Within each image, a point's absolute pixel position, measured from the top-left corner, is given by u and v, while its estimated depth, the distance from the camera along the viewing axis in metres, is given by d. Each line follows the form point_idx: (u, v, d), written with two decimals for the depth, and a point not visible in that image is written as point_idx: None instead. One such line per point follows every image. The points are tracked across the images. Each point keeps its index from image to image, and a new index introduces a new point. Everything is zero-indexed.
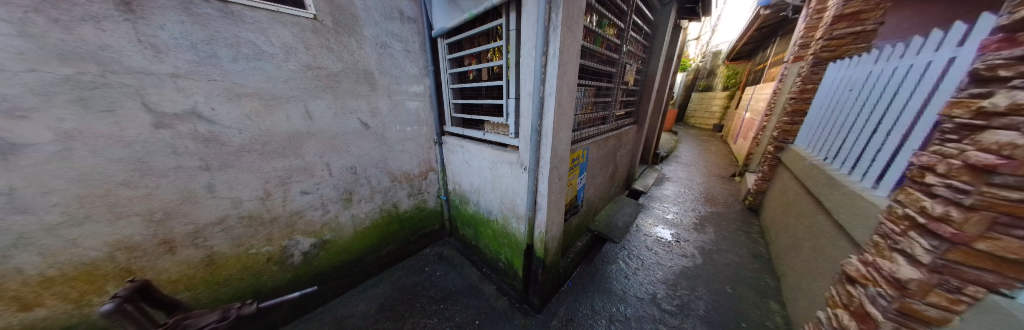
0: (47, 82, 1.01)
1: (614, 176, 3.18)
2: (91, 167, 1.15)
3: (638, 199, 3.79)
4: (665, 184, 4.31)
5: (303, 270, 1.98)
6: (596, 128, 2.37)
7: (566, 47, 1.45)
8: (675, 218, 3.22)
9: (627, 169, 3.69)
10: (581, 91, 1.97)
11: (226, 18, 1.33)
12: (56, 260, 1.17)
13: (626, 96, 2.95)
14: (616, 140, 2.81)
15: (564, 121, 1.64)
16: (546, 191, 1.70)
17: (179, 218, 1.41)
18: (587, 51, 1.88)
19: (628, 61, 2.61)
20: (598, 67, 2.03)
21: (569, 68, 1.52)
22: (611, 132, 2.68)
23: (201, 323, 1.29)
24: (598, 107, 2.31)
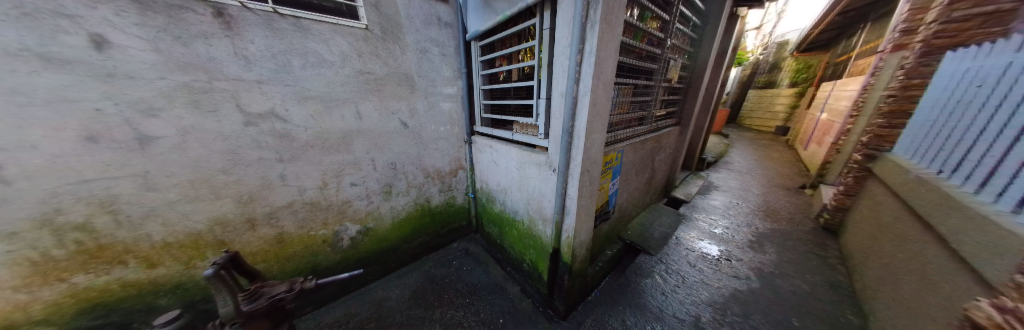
0: (171, 87, 1.29)
1: (651, 182, 2.95)
2: (199, 156, 1.43)
3: (679, 208, 3.47)
4: (711, 193, 3.88)
5: (350, 254, 2.20)
6: (633, 130, 2.22)
7: (605, 44, 1.38)
8: (724, 233, 2.87)
9: (666, 174, 3.40)
10: (618, 90, 1.86)
11: (298, 32, 1.56)
12: (174, 230, 1.47)
13: (668, 93, 2.70)
14: (655, 143, 2.60)
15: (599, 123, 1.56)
16: (576, 194, 1.64)
17: (260, 201, 1.68)
18: (626, 47, 1.77)
19: (673, 57, 2.41)
20: (637, 64, 1.91)
21: (606, 66, 1.45)
22: (649, 134, 2.48)
23: (273, 292, 1.32)
24: (636, 106, 2.16)
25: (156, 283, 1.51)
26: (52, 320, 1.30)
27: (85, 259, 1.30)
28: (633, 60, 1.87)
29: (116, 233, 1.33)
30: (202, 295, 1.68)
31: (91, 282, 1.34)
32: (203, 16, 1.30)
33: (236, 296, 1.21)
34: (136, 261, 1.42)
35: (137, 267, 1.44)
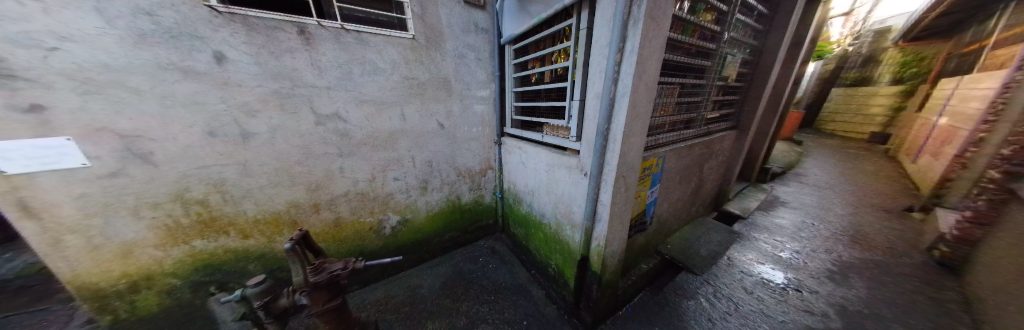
0: (266, 93, 1.59)
1: (698, 192, 2.66)
2: (282, 150, 1.73)
3: (733, 225, 3.06)
4: (776, 210, 3.34)
5: (390, 241, 2.43)
6: (678, 133, 2.04)
7: (649, 41, 1.28)
8: (793, 258, 2.44)
9: (716, 185, 3.03)
10: (662, 90, 1.72)
11: (358, 44, 1.79)
12: (261, 209, 1.79)
13: (723, 93, 2.42)
14: (704, 148, 2.35)
15: (641, 125, 1.46)
16: (609, 201, 1.56)
17: (323, 190, 1.96)
18: (673, 43, 1.64)
19: (730, 51, 2.15)
20: (685, 61, 1.75)
21: (649, 64, 1.34)
22: (698, 139, 2.25)
23: (331, 268, 1.46)
24: (682, 108, 1.99)
25: (249, 251, 1.86)
26: (178, 273, 1.68)
27: (202, 227, 1.66)
28: (681, 57, 1.72)
29: (223, 209, 1.67)
30: (279, 264, 2.01)
31: (202, 247, 1.69)
32: (290, 35, 1.58)
33: (306, 269, 1.42)
34: (235, 232, 1.77)
35: (236, 238, 1.78)
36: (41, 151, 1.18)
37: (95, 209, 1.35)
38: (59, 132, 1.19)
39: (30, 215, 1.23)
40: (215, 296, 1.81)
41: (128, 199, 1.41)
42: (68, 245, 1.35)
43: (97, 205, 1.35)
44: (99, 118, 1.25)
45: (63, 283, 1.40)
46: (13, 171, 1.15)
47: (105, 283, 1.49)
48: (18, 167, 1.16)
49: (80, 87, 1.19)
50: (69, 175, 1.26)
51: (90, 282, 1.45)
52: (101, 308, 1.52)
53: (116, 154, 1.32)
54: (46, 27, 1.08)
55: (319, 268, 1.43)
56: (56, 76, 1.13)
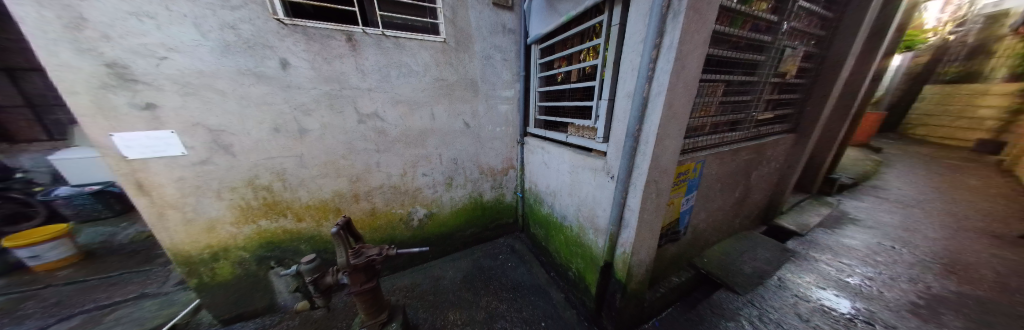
0: (319, 94, 1.80)
1: (742, 201, 2.40)
2: (331, 145, 1.94)
3: (788, 241, 2.59)
4: (846, 228, 2.78)
5: (417, 233, 2.58)
6: (721, 136, 1.87)
7: (691, 36, 1.15)
8: (866, 286, 1.94)
9: (766, 195, 2.71)
10: (704, 89, 1.59)
11: (396, 48, 1.93)
12: (313, 197, 2.02)
13: (778, 91, 2.17)
14: (752, 153, 2.12)
15: (678, 127, 1.36)
16: (637, 207, 1.49)
17: (363, 182, 2.15)
18: (720, 37, 1.51)
19: (789, 44, 1.92)
20: (733, 56, 1.59)
21: (691, 61, 1.21)
22: (745, 142, 2.04)
23: (368, 253, 1.60)
24: (726, 108, 1.82)
25: (304, 233, 2.12)
26: (247, 247, 1.96)
27: (267, 210, 1.92)
28: (729, 52, 1.58)
29: (283, 195, 1.92)
30: (325, 247, 2.25)
31: (265, 227, 1.96)
32: (340, 41, 1.75)
33: (348, 252, 1.58)
34: (292, 216, 2.01)
35: (292, 221, 2.03)
36: (153, 141, 1.47)
37: (188, 190, 1.64)
38: (164, 126, 1.47)
39: (143, 191, 1.53)
40: (274, 270, 2.09)
41: (213, 183, 1.69)
42: (170, 218, 1.65)
43: (190, 186, 1.64)
44: (194, 115, 1.52)
45: (164, 249, 1.71)
46: (134, 157, 1.45)
47: (194, 251, 1.79)
48: (136, 153, 1.45)
49: (180, 89, 1.45)
50: (171, 161, 1.54)
51: (183, 250, 1.76)
52: (191, 272, 1.83)
53: (204, 145, 1.59)
54: (159, 41, 1.34)
55: (358, 252, 1.58)
56: (163, 80, 1.40)
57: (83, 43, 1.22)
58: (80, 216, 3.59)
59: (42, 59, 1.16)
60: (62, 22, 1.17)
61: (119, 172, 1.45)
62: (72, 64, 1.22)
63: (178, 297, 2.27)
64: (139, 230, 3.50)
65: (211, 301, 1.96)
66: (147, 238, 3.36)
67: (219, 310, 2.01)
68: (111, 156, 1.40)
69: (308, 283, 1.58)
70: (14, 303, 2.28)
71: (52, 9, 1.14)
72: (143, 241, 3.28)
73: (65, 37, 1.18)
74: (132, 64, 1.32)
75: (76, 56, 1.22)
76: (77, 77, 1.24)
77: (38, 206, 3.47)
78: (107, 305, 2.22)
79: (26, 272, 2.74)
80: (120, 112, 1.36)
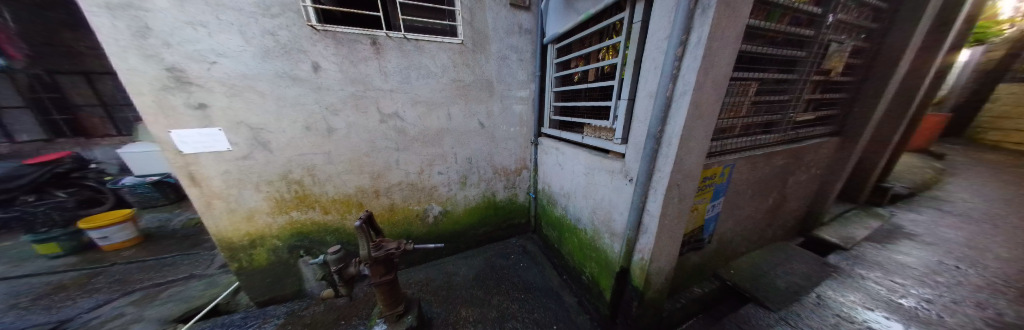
0: (346, 95, 1.89)
1: (777, 209, 2.21)
2: (356, 143, 2.03)
3: (829, 255, 2.32)
4: (900, 242, 2.45)
5: (432, 230, 2.63)
6: (754, 138, 1.73)
7: (722, 32, 1.07)
8: (927, 310, 1.64)
9: (806, 203, 2.49)
10: (736, 88, 1.48)
11: (416, 49, 1.98)
12: (338, 191, 2.13)
13: (821, 89, 1.98)
14: (789, 157, 1.95)
15: (704, 128, 1.28)
16: (658, 212, 1.42)
17: (383, 178, 2.23)
18: (755, 33, 1.40)
19: (835, 38, 1.75)
20: (769, 53, 1.47)
21: (721, 59, 1.13)
22: (781, 146, 1.88)
23: (388, 246, 1.66)
24: (760, 109, 1.69)
25: (330, 225, 2.23)
26: (280, 236, 2.10)
27: (298, 202, 2.04)
28: (765, 48, 1.46)
29: (313, 189, 2.04)
30: (348, 239, 2.36)
31: (297, 218, 2.09)
32: (364, 45, 1.83)
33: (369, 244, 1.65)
34: (320, 209, 2.13)
35: (319, 213, 2.15)
36: (204, 137, 1.61)
37: (231, 182, 1.78)
38: (213, 124, 1.61)
39: (194, 182, 1.69)
40: (303, 258, 2.23)
41: (253, 177, 1.83)
42: (217, 207, 1.81)
43: (233, 178, 1.78)
44: (237, 115, 1.65)
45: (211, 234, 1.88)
46: (188, 151, 1.60)
47: (235, 238, 1.95)
48: (190, 148, 1.60)
49: (226, 91, 1.58)
50: (218, 156, 1.69)
51: (226, 236, 1.91)
52: (232, 257, 2.00)
53: (245, 142, 1.72)
54: (209, 47, 1.48)
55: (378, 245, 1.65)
56: (213, 82, 1.53)
57: (146, 50, 1.37)
58: (141, 203, 4.04)
59: (115, 64, 1.32)
60: (131, 32, 1.32)
61: (175, 165, 1.61)
62: (139, 68, 1.37)
63: (220, 279, 2.50)
64: (189, 217, 3.88)
65: (248, 284, 2.13)
66: (196, 223, 3.73)
67: (254, 293, 2.18)
68: (169, 150, 1.57)
69: (333, 273, 1.66)
70: (89, 277, 2.62)
71: (122, 20, 1.29)
72: (193, 227, 3.64)
73: (133, 45, 1.34)
74: (187, 68, 1.47)
75: (141, 61, 1.37)
76: (143, 80, 1.40)
77: (107, 194, 3.94)
78: (161, 283, 2.48)
79: (98, 251, 3.13)
80: (176, 111, 1.51)
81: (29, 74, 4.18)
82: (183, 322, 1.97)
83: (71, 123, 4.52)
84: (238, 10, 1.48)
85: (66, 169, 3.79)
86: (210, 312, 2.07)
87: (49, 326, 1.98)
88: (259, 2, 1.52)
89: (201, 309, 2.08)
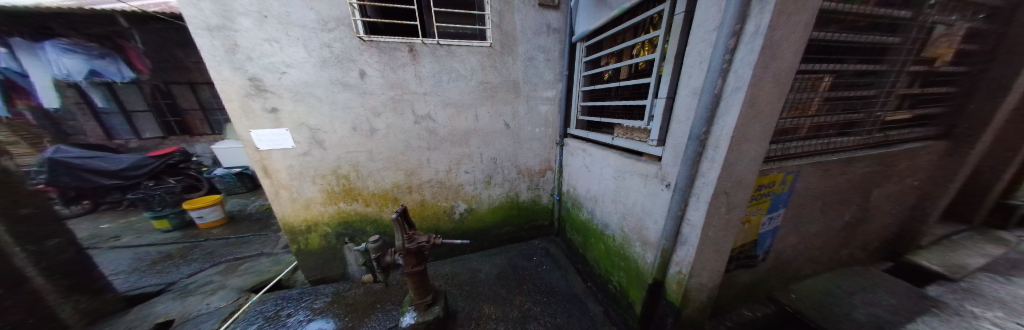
0: (386, 99, 2.03)
1: (855, 226, 1.86)
2: (395, 143, 2.17)
3: (929, 286, 1.85)
4: None
5: (458, 227, 2.71)
6: (827, 142, 1.47)
7: (789, 20, 0.93)
8: None
9: (896, 221, 2.06)
10: (803, 84, 1.28)
11: (447, 54, 2.06)
12: (377, 187, 2.30)
13: (921, 84, 1.62)
14: (875, 165, 1.63)
15: (762, 131, 1.13)
16: (701, 222, 1.29)
17: (416, 176, 2.35)
18: (830, 18, 1.19)
19: (942, 21, 1.42)
20: (848, 42, 1.25)
21: (785, 52, 0.98)
22: (862, 151, 1.58)
23: (419, 239, 1.74)
24: (836, 108, 1.43)
25: (371, 217, 2.41)
26: (331, 224, 2.33)
27: (345, 194, 2.24)
28: (843, 37, 1.24)
29: (358, 183, 2.23)
30: (386, 231, 2.52)
31: (345, 208, 2.30)
32: (402, 51, 1.95)
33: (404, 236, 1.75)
34: (362, 202, 2.32)
35: (362, 205, 2.34)
36: (275, 136, 1.87)
37: (294, 175, 2.03)
38: (282, 125, 1.86)
39: (267, 174, 1.96)
40: (348, 245, 2.44)
41: (309, 171, 2.06)
42: (283, 196, 2.08)
43: (295, 172, 2.02)
44: (300, 117, 1.88)
45: (278, 219, 2.16)
46: (264, 148, 1.87)
47: (295, 223, 2.21)
48: (265, 145, 1.86)
49: (293, 96, 1.82)
50: (285, 152, 1.94)
51: (289, 221, 2.18)
52: (293, 239, 2.27)
53: (305, 140, 1.95)
54: (281, 59, 1.72)
55: (412, 237, 1.74)
56: (283, 89, 1.78)
57: (235, 63, 1.63)
58: (227, 190, 4.85)
59: (213, 76, 1.61)
60: (225, 49, 1.59)
61: (254, 159, 1.89)
62: (229, 79, 1.65)
63: (283, 257, 2.86)
64: (261, 203, 4.54)
65: (305, 264, 2.41)
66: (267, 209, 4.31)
67: (308, 273, 2.44)
68: (250, 147, 1.84)
69: (372, 260, 1.79)
70: (188, 249, 3.18)
71: (219, 39, 1.57)
72: (264, 212, 4.22)
73: (225, 59, 1.61)
74: (264, 78, 1.72)
75: (231, 72, 1.64)
76: (232, 88, 1.67)
77: (203, 182, 4.75)
78: (240, 257, 2.92)
79: (195, 228, 3.81)
80: (255, 114, 1.78)
81: (151, 85, 5.11)
82: (253, 293, 2.32)
83: (179, 124, 5.51)
84: (303, 26, 1.71)
85: (175, 161, 4.61)
86: (273, 286, 2.39)
87: (159, 287, 2.44)
88: (319, 19, 1.73)
89: (267, 282, 2.42)
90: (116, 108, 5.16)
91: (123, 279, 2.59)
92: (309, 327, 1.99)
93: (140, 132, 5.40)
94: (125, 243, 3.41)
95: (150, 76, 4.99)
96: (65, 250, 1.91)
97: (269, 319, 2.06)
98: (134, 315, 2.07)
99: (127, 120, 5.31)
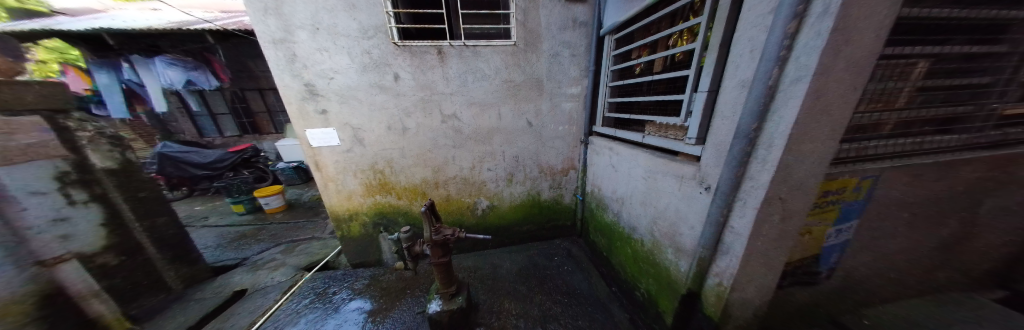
0: (416, 100, 2.13)
1: (954, 244, 1.53)
2: (424, 141, 2.28)
3: None
4: None
5: (480, 223, 2.76)
6: (920, 142, 1.22)
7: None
8: None
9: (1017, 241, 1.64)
10: (886, 73, 1.07)
11: (473, 53, 2.09)
12: (409, 182, 2.43)
13: None
14: (987, 170, 1.31)
15: (830, 130, 0.97)
16: (748, 230, 1.15)
17: (443, 173, 2.44)
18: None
19: None
20: (952, 19, 1.02)
21: (862, 37, 0.83)
22: (969, 153, 1.28)
23: (445, 232, 1.80)
24: (933, 100, 1.18)
25: (402, 210, 2.56)
26: (369, 215, 2.52)
27: (381, 188, 2.40)
28: (947, 13, 1.01)
29: (392, 179, 2.38)
30: (416, 223, 2.65)
31: (381, 201, 2.46)
32: (429, 53, 2.02)
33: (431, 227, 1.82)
34: (393, 196, 2.47)
35: (395, 199, 2.49)
36: (324, 135, 2.07)
37: (340, 169, 2.23)
38: (328, 125, 2.05)
39: (318, 167, 2.19)
40: (382, 234, 2.62)
41: (351, 167, 2.24)
42: (330, 188, 2.30)
43: (340, 167, 2.22)
44: (343, 117, 2.05)
45: (326, 207, 2.40)
46: (315, 145, 2.09)
47: (339, 212, 2.43)
48: (316, 142, 2.08)
49: (338, 99, 1.99)
50: (331, 149, 2.14)
51: (334, 210, 2.41)
52: (338, 226, 2.51)
53: (348, 139, 2.13)
54: (329, 66, 1.90)
55: (438, 230, 1.81)
56: (330, 93, 1.96)
57: (294, 71, 1.86)
58: (288, 181, 5.53)
59: (277, 82, 1.85)
60: (286, 59, 1.82)
61: (308, 155, 2.12)
62: (289, 84, 1.88)
63: (329, 242, 3.16)
64: (313, 193, 5.06)
65: (346, 249, 2.64)
66: (318, 199, 4.76)
67: (349, 257, 2.67)
68: (305, 144, 2.07)
69: (403, 249, 1.90)
70: (257, 230, 3.68)
71: (280, 50, 1.79)
72: (316, 201, 4.68)
73: (286, 68, 1.84)
74: (315, 83, 1.92)
75: (291, 79, 1.87)
76: (291, 92, 1.90)
77: (268, 174, 5.45)
78: (295, 240, 3.29)
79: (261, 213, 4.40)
80: (309, 115, 1.99)
81: (232, 91, 5.91)
82: (307, 271, 2.62)
83: (251, 124, 6.27)
84: (346, 35, 1.86)
85: (248, 157, 5.28)
86: (322, 266, 2.65)
87: (236, 261, 2.86)
88: (361, 28, 1.87)
89: (316, 263, 2.70)
90: (205, 111, 6.03)
91: (210, 252, 3.09)
92: (350, 306, 2.19)
93: (223, 131, 6.24)
94: (212, 222, 4.06)
95: (230, 85, 5.72)
96: (171, 226, 2.32)
97: (318, 295, 2.32)
98: (218, 283, 2.46)
99: (214, 121, 6.14)
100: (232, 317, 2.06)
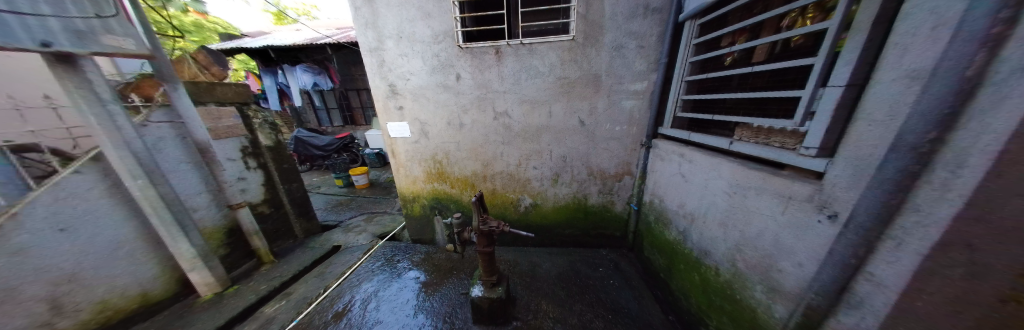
0: (474, 98, 2.25)
1: None
2: (479, 136, 2.40)
3: None
4: None
5: (522, 220, 2.77)
6: None
7: None
8: None
9: None
10: None
11: (529, 51, 2.07)
12: (463, 174, 2.60)
13: None
14: None
15: None
16: (901, 283, 0.81)
17: (493, 167, 2.53)
18: None
19: None
20: None
21: None
22: None
23: (491, 224, 1.86)
24: None
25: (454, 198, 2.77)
26: (426, 199, 2.82)
27: (439, 176, 2.65)
28: None
29: (449, 169, 2.59)
30: (467, 213, 2.84)
31: (438, 188, 2.71)
32: (488, 53, 2.10)
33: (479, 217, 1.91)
34: (448, 185, 2.69)
35: (449, 187, 2.70)
36: (399, 127, 2.40)
37: (409, 157, 2.56)
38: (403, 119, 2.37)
39: (394, 154, 2.57)
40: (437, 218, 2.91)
41: (417, 155, 2.55)
42: (401, 172, 2.67)
43: (410, 155, 2.55)
44: (414, 113, 2.34)
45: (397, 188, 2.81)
46: (394, 135, 2.45)
47: (406, 194, 2.81)
48: (394, 133, 2.44)
49: (412, 97, 2.28)
50: (405, 140, 2.47)
51: (403, 191, 2.80)
52: (405, 205, 2.91)
53: (417, 131, 2.42)
54: (407, 68, 2.18)
55: (486, 221, 1.88)
56: (406, 91, 2.25)
57: (382, 74, 2.21)
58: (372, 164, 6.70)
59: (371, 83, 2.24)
60: (377, 64, 2.18)
61: (388, 143, 2.51)
62: (378, 84, 2.25)
63: (395, 217, 3.68)
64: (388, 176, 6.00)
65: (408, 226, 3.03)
66: (391, 181, 5.60)
67: (410, 233, 3.06)
68: (386, 134, 2.46)
69: (454, 234, 2.05)
70: (348, 201, 4.59)
71: (374, 56, 2.16)
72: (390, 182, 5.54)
73: (376, 71, 2.20)
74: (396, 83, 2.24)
75: (380, 80, 2.24)
76: (379, 91, 2.28)
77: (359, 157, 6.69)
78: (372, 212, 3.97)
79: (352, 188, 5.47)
80: (390, 111, 2.35)
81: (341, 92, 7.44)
82: (380, 239, 3.11)
83: (350, 117, 7.81)
84: (421, 41, 2.09)
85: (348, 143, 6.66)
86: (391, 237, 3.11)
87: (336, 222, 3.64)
88: (433, 34, 2.07)
89: (386, 234, 3.19)
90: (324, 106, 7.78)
91: (321, 212, 4.03)
92: (408, 275, 2.51)
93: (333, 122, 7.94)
94: (323, 190, 5.30)
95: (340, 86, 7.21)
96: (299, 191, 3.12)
97: (387, 260, 2.74)
98: (323, 238, 3.18)
99: (328, 114, 7.88)
100: (330, 266, 2.63)
